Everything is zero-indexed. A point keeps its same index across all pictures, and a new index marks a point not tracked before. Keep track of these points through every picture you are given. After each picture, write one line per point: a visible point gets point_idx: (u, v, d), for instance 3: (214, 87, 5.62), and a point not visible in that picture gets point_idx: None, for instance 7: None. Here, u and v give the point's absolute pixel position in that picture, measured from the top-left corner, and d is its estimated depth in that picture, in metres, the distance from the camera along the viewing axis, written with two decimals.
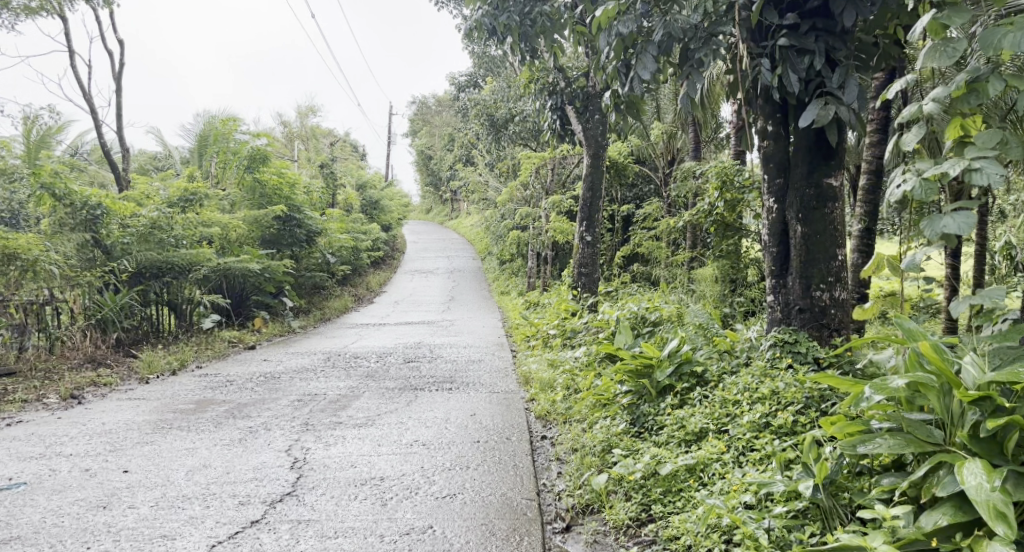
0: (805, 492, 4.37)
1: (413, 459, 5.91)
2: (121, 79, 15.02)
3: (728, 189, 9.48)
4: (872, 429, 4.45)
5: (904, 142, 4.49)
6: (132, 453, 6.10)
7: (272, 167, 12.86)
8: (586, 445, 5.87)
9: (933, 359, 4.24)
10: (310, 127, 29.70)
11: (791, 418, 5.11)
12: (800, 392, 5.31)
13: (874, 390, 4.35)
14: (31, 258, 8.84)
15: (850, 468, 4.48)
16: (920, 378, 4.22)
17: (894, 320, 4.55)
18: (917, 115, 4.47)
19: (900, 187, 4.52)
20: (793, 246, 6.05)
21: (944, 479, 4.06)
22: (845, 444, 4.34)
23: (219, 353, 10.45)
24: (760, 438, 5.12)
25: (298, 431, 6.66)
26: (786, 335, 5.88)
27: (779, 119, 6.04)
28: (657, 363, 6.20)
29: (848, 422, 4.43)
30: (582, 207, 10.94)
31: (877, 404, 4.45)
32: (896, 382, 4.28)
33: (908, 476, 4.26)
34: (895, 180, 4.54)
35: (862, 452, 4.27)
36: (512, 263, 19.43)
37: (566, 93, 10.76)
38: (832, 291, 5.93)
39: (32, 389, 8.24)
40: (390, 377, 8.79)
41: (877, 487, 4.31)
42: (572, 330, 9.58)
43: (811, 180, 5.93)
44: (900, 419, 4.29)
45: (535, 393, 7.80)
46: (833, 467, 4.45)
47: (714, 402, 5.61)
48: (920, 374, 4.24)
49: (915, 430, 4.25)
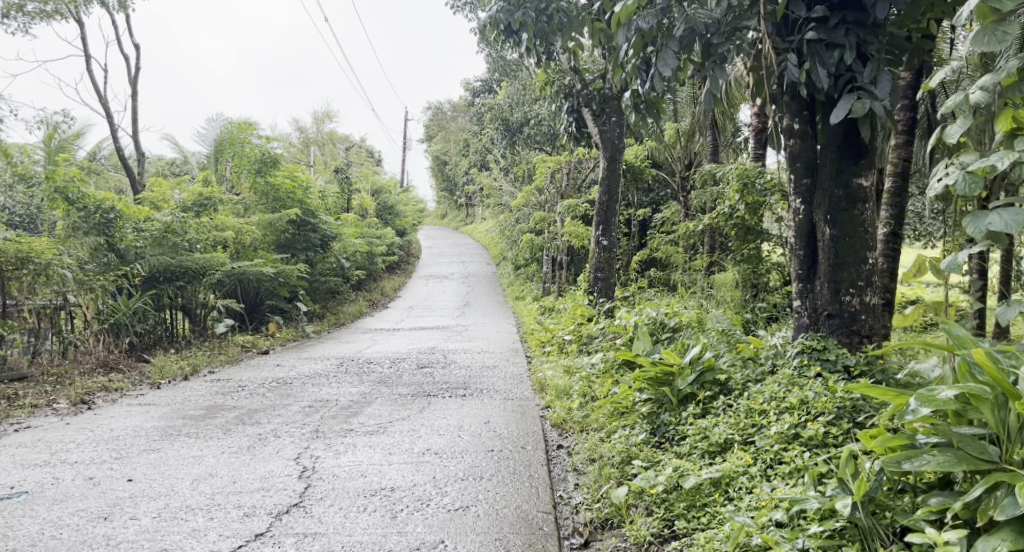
0: (844, 511, 4.15)
1: (425, 468, 5.71)
2: (136, 83, 14.97)
3: (750, 191, 9.26)
4: (917, 444, 4.22)
5: (949, 134, 4.25)
6: (137, 461, 5.94)
7: (284, 170, 12.70)
8: (605, 455, 5.66)
9: (988, 369, 4.02)
10: (327, 133, 29.69)
11: (821, 430, 4.89)
12: (831, 402, 5.09)
13: (920, 402, 4.13)
14: (45, 262, 8.60)
15: (891, 485, 4.26)
16: (973, 390, 3.99)
17: (940, 326, 4.33)
18: (962, 106, 4.26)
19: (942, 180, 4.31)
20: (821, 249, 5.83)
21: (1003, 501, 3.82)
22: (889, 460, 4.10)
23: (232, 358, 10.29)
24: (788, 451, 4.90)
25: (308, 439, 6.48)
26: (813, 342, 5.65)
27: (806, 117, 5.85)
28: (677, 371, 5.97)
29: (891, 437, 4.19)
30: (599, 209, 10.70)
31: (923, 416, 4.21)
32: (945, 393, 4.06)
33: (960, 497, 4.02)
34: (937, 172, 4.33)
35: (908, 469, 4.03)
36: (527, 268, 19.24)
37: (583, 95, 10.58)
38: (863, 296, 5.70)
39: (42, 394, 8.11)
40: (403, 383, 8.60)
41: (924, 507, 4.07)
42: (589, 336, 9.38)
43: (840, 180, 5.72)
44: (950, 434, 4.06)
45: (550, 400, 7.58)
46: (872, 484, 4.21)
47: (739, 411, 5.39)
48: (973, 386, 4.01)
49: (965, 446, 4.03)
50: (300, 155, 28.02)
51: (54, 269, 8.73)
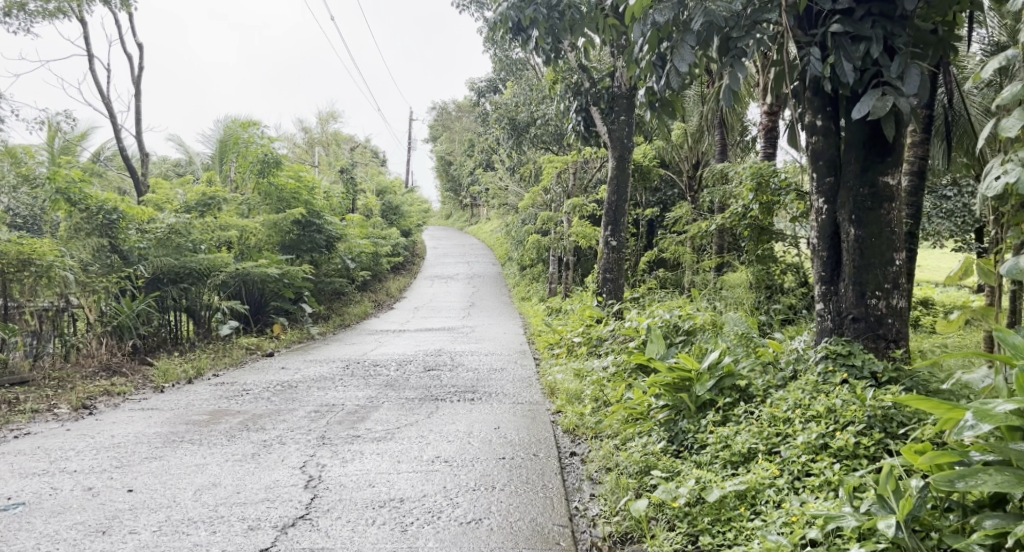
0: (887, 531, 4.04)
1: (435, 478, 5.53)
2: (140, 83, 14.81)
3: (764, 191, 9.00)
4: (968, 461, 4.14)
5: (1006, 126, 4.48)
6: (138, 470, 5.76)
7: (289, 170, 12.50)
8: (621, 465, 5.48)
9: None
10: (331, 133, 29.48)
11: (851, 440, 4.73)
12: (861, 410, 4.91)
13: (977, 416, 4.03)
14: (47, 263, 8.44)
15: (938, 504, 4.17)
16: None
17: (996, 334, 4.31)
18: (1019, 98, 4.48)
19: (1001, 179, 4.55)
20: (845, 249, 5.64)
21: None
22: (942, 477, 4.01)
23: (236, 361, 10.12)
24: (817, 463, 4.74)
25: (314, 446, 6.30)
26: (838, 347, 5.47)
27: (829, 113, 5.68)
28: (695, 377, 5.79)
29: (940, 452, 4.12)
30: (607, 209, 10.47)
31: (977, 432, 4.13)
32: (1003, 408, 3.99)
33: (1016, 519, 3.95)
34: (995, 171, 4.59)
35: (961, 488, 3.96)
36: (533, 268, 19.03)
37: (591, 93, 10.41)
38: (889, 299, 5.51)
39: (43, 398, 7.95)
40: (410, 387, 8.42)
41: (980, 530, 3.98)
42: (598, 338, 9.18)
43: (865, 179, 5.54)
44: (1007, 452, 3.99)
45: (561, 405, 7.38)
46: (917, 502, 4.13)
47: (762, 419, 5.22)
48: None
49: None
50: (304, 155, 27.86)
51: (57, 271, 8.57)
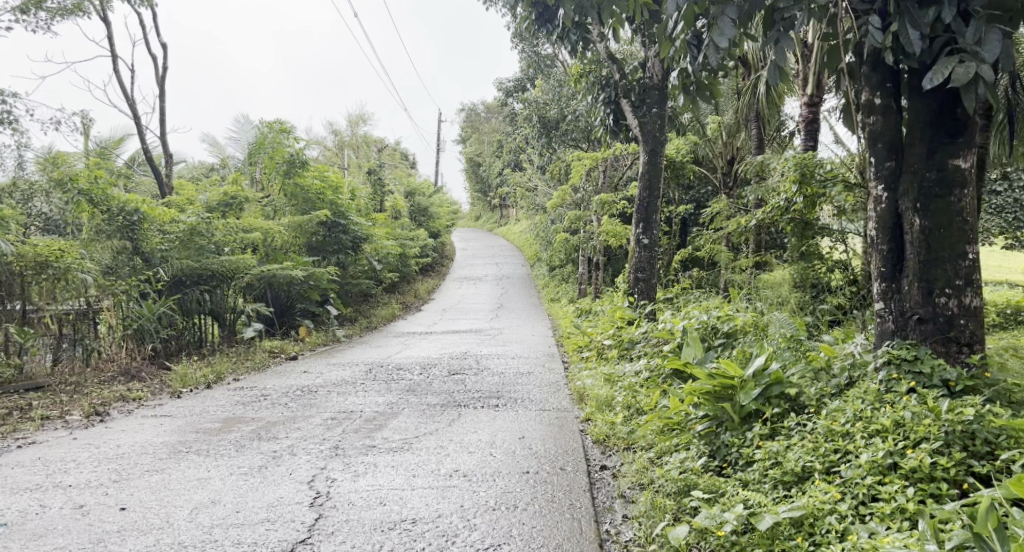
0: None
1: (451, 495, 5.06)
2: (164, 84, 14.50)
3: (808, 182, 8.40)
4: None
5: None
6: (136, 485, 5.32)
7: (314, 171, 12.13)
8: (658, 484, 4.97)
9: None
10: (361, 135, 29.21)
11: (927, 461, 4.23)
12: (937, 425, 4.40)
13: None
14: (64, 266, 8.13)
15: None
16: None
17: None
18: None
19: None
20: (910, 242, 5.09)
21: None
22: None
23: (258, 364, 9.72)
24: (886, 486, 4.23)
25: (326, 457, 5.84)
26: (902, 352, 4.93)
27: (889, 90, 5.18)
28: (739, 385, 5.25)
29: None
30: (639, 205, 9.89)
31: None
32: None
33: None
34: None
35: None
36: (562, 269, 18.51)
37: (621, 85, 9.85)
38: (960, 297, 4.94)
39: (55, 405, 7.56)
40: (432, 392, 7.95)
41: None
42: (630, 341, 8.63)
43: (932, 162, 5.00)
44: None
45: (590, 412, 6.84)
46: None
47: (816, 434, 4.70)
48: None
49: None
50: (333, 158, 27.58)
51: (74, 274, 8.25)
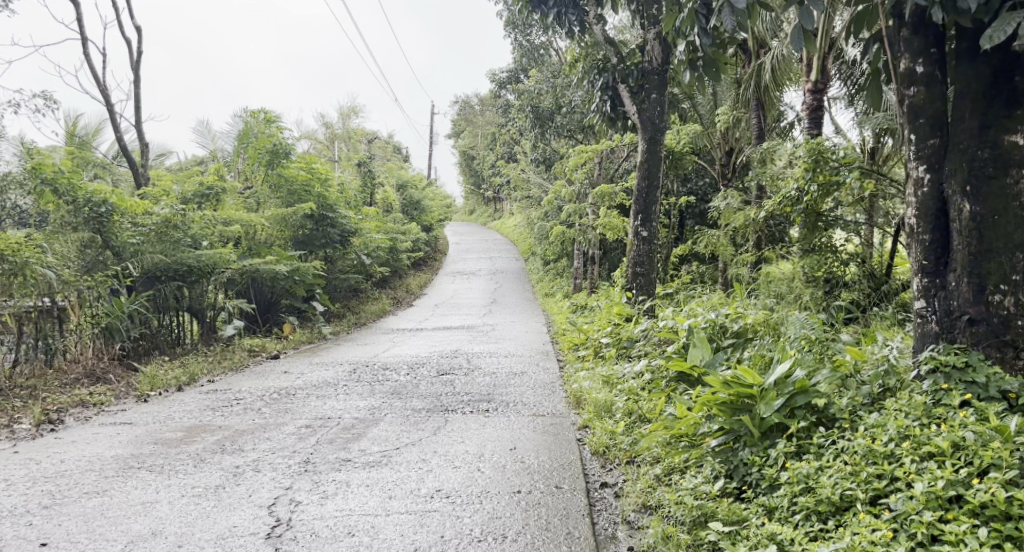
0: None
1: (431, 522, 4.45)
2: (138, 70, 13.76)
3: (821, 169, 7.67)
4: None
5: None
6: (68, 512, 4.67)
7: (300, 161, 11.37)
8: (670, 513, 4.39)
9: None
10: (351, 127, 28.43)
11: (1001, 496, 3.70)
12: (1007, 450, 3.88)
13: None
14: (22, 261, 7.33)
15: None
16: None
17: None
18: None
19: None
20: (957, 231, 4.56)
21: None
22: None
23: (236, 364, 9.04)
24: (952, 526, 3.70)
25: (293, 475, 5.17)
26: (948, 357, 4.40)
27: (933, 57, 4.63)
28: (758, 394, 4.63)
29: None
30: (637, 195, 9.12)
31: None
32: None
33: None
34: None
35: None
36: (558, 263, 17.86)
37: (618, 70, 9.20)
38: (1017, 294, 4.43)
39: (4, 412, 6.90)
40: (419, 395, 7.29)
41: None
42: (630, 339, 7.99)
43: (984, 137, 4.49)
44: None
45: (589, 419, 6.20)
46: None
47: (856, 455, 4.15)
48: None
49: None
50: (323, 150, 26.79)
51: (34, 269, 7.45)
